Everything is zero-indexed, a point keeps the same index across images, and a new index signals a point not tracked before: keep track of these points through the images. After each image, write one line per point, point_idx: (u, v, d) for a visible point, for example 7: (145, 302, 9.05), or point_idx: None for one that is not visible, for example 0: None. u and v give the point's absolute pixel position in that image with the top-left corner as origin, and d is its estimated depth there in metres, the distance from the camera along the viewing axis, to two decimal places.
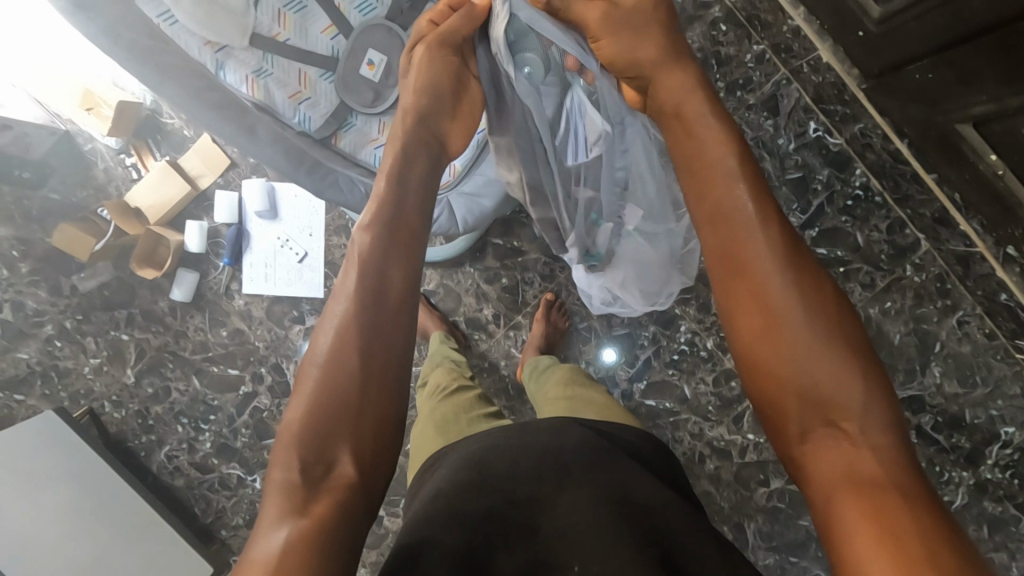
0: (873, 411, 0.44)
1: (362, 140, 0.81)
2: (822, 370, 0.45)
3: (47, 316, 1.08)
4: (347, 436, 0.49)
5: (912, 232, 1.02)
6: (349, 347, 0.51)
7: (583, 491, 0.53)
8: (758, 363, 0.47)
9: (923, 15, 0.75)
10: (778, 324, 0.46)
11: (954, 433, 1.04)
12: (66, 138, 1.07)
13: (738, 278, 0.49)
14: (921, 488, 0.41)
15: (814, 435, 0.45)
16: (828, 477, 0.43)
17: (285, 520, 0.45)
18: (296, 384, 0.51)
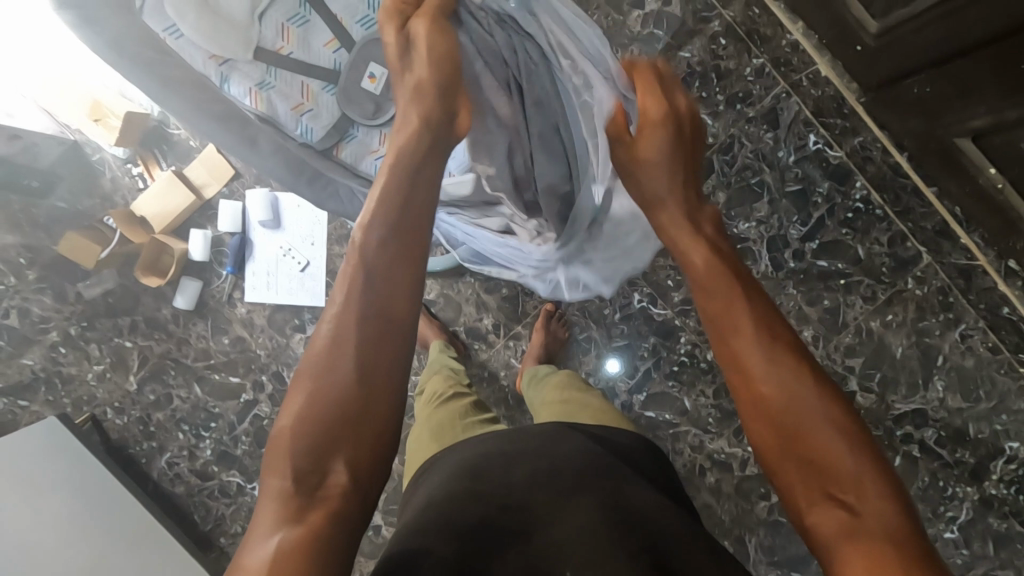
0: (872, 484, 0.44)
1: (364, 151, 0.81)
2: (809, 429, 0.46)
3: (53, 322, 1.09)
4: (343, 444, 0.47)
5: (913, 246, 1.01)
6: (349, 351, 0.50)
7: (579, 503, 0.53)
8: (754, 432, 0.49)
9: (921, 29, 0.76)
10: (771, 394, 0.48)
11: (958, 448, 1.03)
12: (75, 148, 1.08)
13: (727, 355, 0.52)
14: (919, 544, 0.41)
15: (813, 499, 0.45)
16: (830, 537, 0.43)
17: (280, 528, 0.44)
18: (293, 385, 0.50)
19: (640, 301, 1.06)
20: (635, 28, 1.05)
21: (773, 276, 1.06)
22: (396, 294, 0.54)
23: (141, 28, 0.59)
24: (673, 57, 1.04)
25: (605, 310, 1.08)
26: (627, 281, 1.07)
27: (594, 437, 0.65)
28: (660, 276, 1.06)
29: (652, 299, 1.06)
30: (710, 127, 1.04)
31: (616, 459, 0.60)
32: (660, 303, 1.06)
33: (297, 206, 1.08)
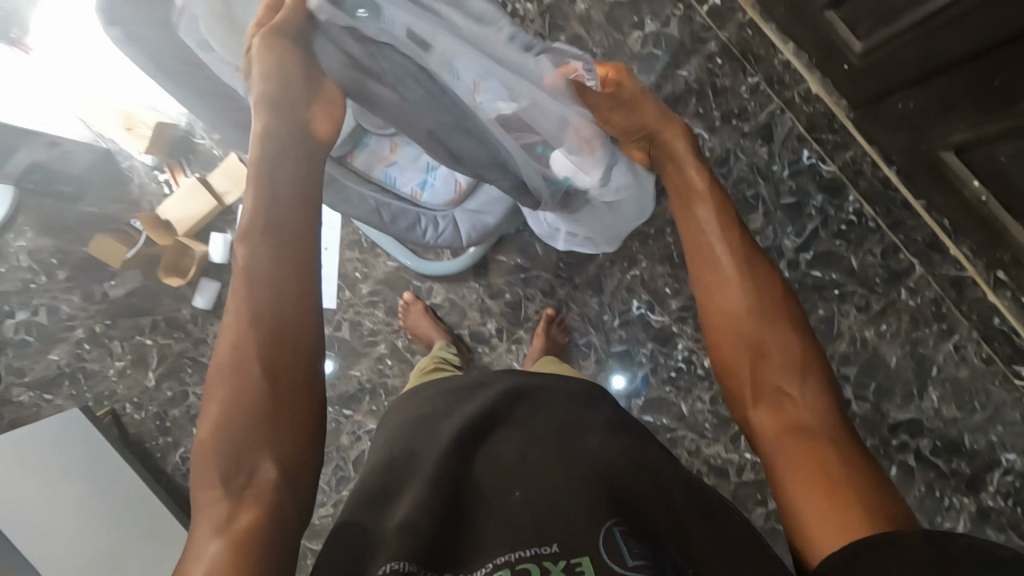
0: (813, 390, 0.60)
1: (376, 159, 0.86)
2: (774, 351, 0.62)
3: (78, 320, 1.15)
4: (264, 446, 0.52)
5: (905, 258, 1.03)
6: (248, 366, 0.53)
7: (535, 450, 0.59)
8: (726, 351, 0.65)
9: (901, 49, 0.80)
10: (743, 325, 0.64)
11: (954, 458, 1.04)
12: (106, 156, 1.14)
13: (706, 293, 0.67)
14: (848, 439, 0.57)
15: (765, 404, 0.61)
16: (778, 435, 0.59)
17: (218, 534, 0.49)
18: (206, 398, 0.54)
19: (638, 308, 1.09)
20: (635, 48, 1.11)
21: None
22: (287, 311, 0.54)
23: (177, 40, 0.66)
24: (672, 75, 1.09)
25: (604, 316, 1.11)
26: (625, 288, 1.10)
27: (541, 391, 0.69)
28: (659, 283, 1.08)
29: (650, 306, 1.09)
30: (707, 142, 1.10)
31: (564, 408, 0.66)
32: (658, 310, 1.09)
33: None
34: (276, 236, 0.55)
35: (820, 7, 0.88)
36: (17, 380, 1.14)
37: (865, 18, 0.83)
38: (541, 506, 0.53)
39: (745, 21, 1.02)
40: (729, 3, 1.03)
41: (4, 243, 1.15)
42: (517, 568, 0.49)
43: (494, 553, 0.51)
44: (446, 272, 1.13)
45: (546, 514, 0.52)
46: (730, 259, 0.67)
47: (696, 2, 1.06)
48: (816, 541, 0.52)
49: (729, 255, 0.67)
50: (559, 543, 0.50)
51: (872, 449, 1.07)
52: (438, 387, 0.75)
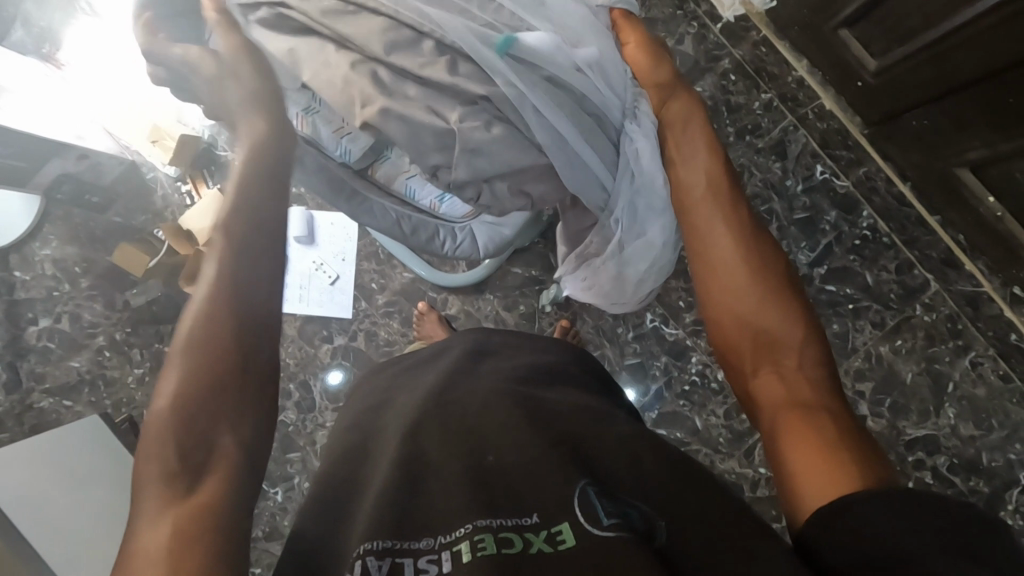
0: (810, 359, 0.56)
1: (397, 171, 0.85)
2: (766, 313, 0.58)
3: (101, 328, 1.17)
4: (222, 416, 0.49)
5: (921, 274, 1.04)
6: (216, 337, 0.50)
7: (498, 409, 0.60)
8: (719, 316, 0.60)
9: (914, 68, 0.81)
10: (740, 297, 0.59)
11: (972, 477, 1.02)
12: (133, 167, 1.19)
13: (698, 256, 0.63)
14: (837, 408, 0.52)
15: (765, 371, 0.57)
16: (776, 403, 0.55)
17: (165, 511, 0.45)
18: (163, 375, 0.50)
19: (652, 321, 1.10)
20: None
21: None
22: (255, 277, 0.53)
23: None
24: None
25: (618, 329, 1.12)
26: None
27: (502, 351, 0.75)
28: (673, 297, 1.10)
29: (664, 319, 1.10)
30: None
31: (520, 370, 0.69)
32: (672, 323, 1.10)
33: (331, 224, 1.18)
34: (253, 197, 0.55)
35: (834, 26, 0.89)
36: (37, 386, 1.16)
37: (880, 38, 0.84)
38: (510, 468, 0.53)
39: (759, 39, 1.03)
40: (742, 22, 1.04)
41: (29, 251, 1.17)
42: (499, 535, 0.47)
43: (454, 522, 0.48)
44: (461, 285, 1.14)
45: (515, 473, 0.52)
46: (719, 214, 0.63)
47: (709, 21, 1.09)
48: (807, 491, 0.47)
49: (717, 208, 0.63)
50: (539, 512, 0.49)
51: None
52: (401, 361, 0.80)
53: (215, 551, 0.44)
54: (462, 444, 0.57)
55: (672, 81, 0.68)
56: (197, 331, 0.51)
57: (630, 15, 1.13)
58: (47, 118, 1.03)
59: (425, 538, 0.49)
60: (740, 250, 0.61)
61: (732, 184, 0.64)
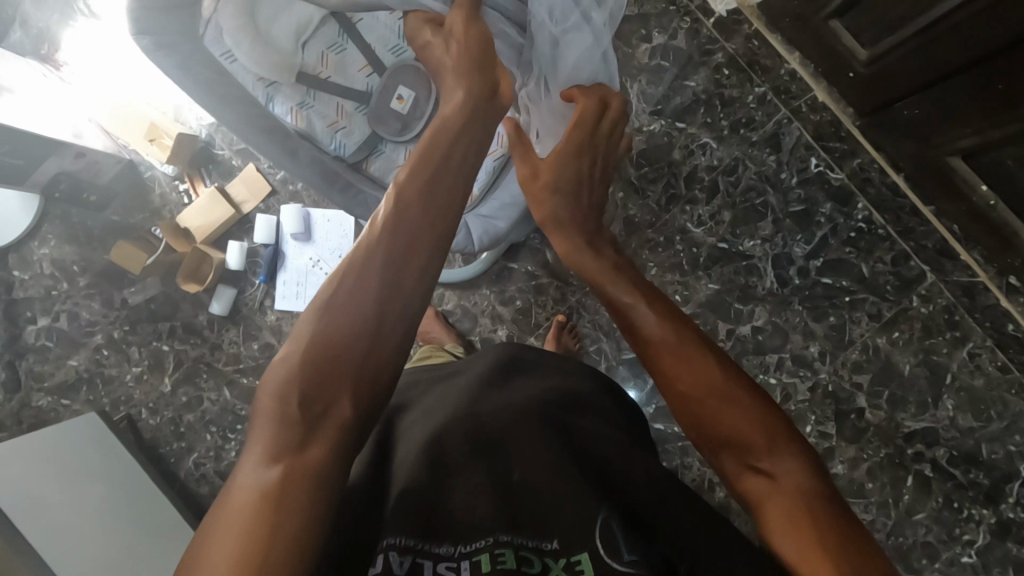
0: (796, 461, 0.50)
1: (390, 166, 0.89)
2: (736, 420, 0.52)
3: (99, 326, 1.18)
4: (347, 388, 0.47)
5: (917, 265, 1.03)
6: (373, 294, 0.49)
7: (537, 426, 0.59)
8: (694, 433, 0.54)
9: (903, 57, 0.82)
10: (707, 414, 0.53)
11: (972, 469, 1.02)
12: (130, 166, 1.19)
13: (659, 373, 0.57)
14: (826, 508, 0.48)
15: (750, 483, 0.51)
16: (771, 518, 0.48)
17: (273, 462, 0.43)
18: (308, 309, 0.49)
19: None
20: (643, 59, 1.13)
21: (778, 292, 1.09)
22: (418, 252, 0.52)
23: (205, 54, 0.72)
24: (680, 86, 1.11)
25: (615, 323, 1.12)
26: None
27: (533, 368, 0.72)
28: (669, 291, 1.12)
29: None
30: (716, 150, 1.10)
31: (550, 387, 0.67)
32: None
33: (327, 220, 1.17)
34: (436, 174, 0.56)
35: (825, 16, 0.90)
36: (36, 385, 1.17)
37: (869, 28, 0.85)
38: (537, 487, 0.54)
39: (750, 32, 1.04)
40: (734, 15, 1.05)
41: (27, 251, 1.18)
42: (519, 554, 0.49)
43: (475, 534, 0.50)
44: (459, 279, 1.15)
45: (539, 494, 0.53)
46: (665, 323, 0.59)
47: (702, 15, 1.09)
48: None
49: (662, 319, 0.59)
50: (559, 539, 0.50)
51: (887, 458, 1.05)
52: (435, 371, 0.76)
53: (310, 515, 0.42)
54: (488, 457, 0.57)
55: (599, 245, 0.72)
56: (341, 300, 0.49)
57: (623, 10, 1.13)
58: (40, 117, 1.05)
59: (445, 543, 0.50)
60: (694, 357, 0.56)
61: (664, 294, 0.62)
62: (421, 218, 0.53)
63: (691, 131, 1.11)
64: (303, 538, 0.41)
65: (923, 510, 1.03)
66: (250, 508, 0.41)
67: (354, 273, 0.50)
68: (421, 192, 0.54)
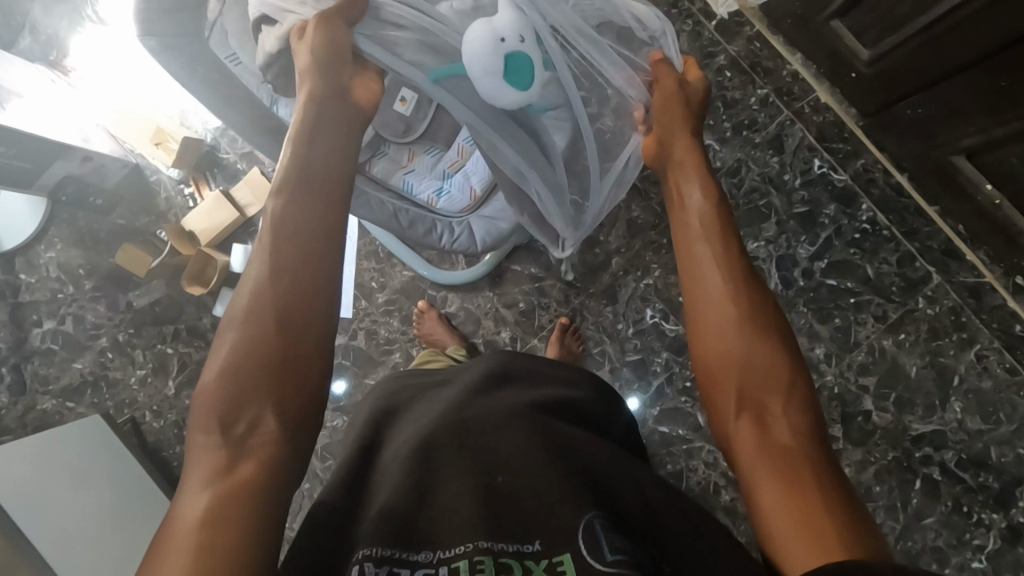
0: (795, 411, 0.53)
1: (392, 166, 0.92)
2: (760, 359, 0.55)
3: (104, 329, 1.18)
4: (265, 399, 0.49)
5: (922, 266, 1.02)
6: (269, 309, 0.51)
7: (508, 432, 0.58)
8: (709, 360, 0.57)
9: (906, 56, 0.82)
10: (726, 346, 0.56)
11: (981, 473, 1.00)
12: (136, 170, 1.19)
13: (696, 300, 0.60)
14: (815, 458, 0.51)
15: (745, 426, 0.54)
16: (755, 454, 0.52)
17: (208, 486, 0.46)
18: (217, 345, 0.50)
19: (653, 316, 1.10)
20: None
21: (783, 294, 1.08)
22: (312, 257, 0.53)
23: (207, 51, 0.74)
24: None
25: (618, 326, 1.11)
26: (640, 297, 1.10)
27: (523, 377, 0.71)
28: (673, 292, 1.09)
29: (664, 314, 1.09)
30: (719, 152, 1.10)
31: (539, 396, 0.66)
32: (672, 319, 1.09)
33: None
34: (317, 186, 0.55)
35: (826, 17, 0.90)
36: (42, 389, 1.17)
37: (871, 28, 0.85)
38: (522, 492, 0.52)
39: (753, 34, 1.06)
40: (736, 17, 1.07)
41: (34, 255, 1.19)
42: (499, 560, 0.46)
43: (455, 540, 0.47)
44: (462, 282, 1.15)
45: (524, 498, 0.51)
46: (716, 255, 0.60)
47: (704, 18, 1.09)
48: (778, 542, 0.47)
49: (716, 250, 0.61)
50: (541, 539, 0.48)
51: (895, 461, 1.03)
52: (419, 381, 0.76)
53: (252, 526, 0.44)
54: (473, 461, 0.55)
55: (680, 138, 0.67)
56: (242, 313, 0.51)
57: None
58: (52, 120, 1.03)
59: (424, 550, 0.48)
60: (732, 292, 0.58)
61: (732, 227, 0.62)
62: (317, 225, 0.54)
63: None
64: (241, 553, 0.43)
65: (931, 515, 1.01)
66: (189, 533, 0.44)
67: (253, 298, 0.51)
68: (319, 196, 0.55)
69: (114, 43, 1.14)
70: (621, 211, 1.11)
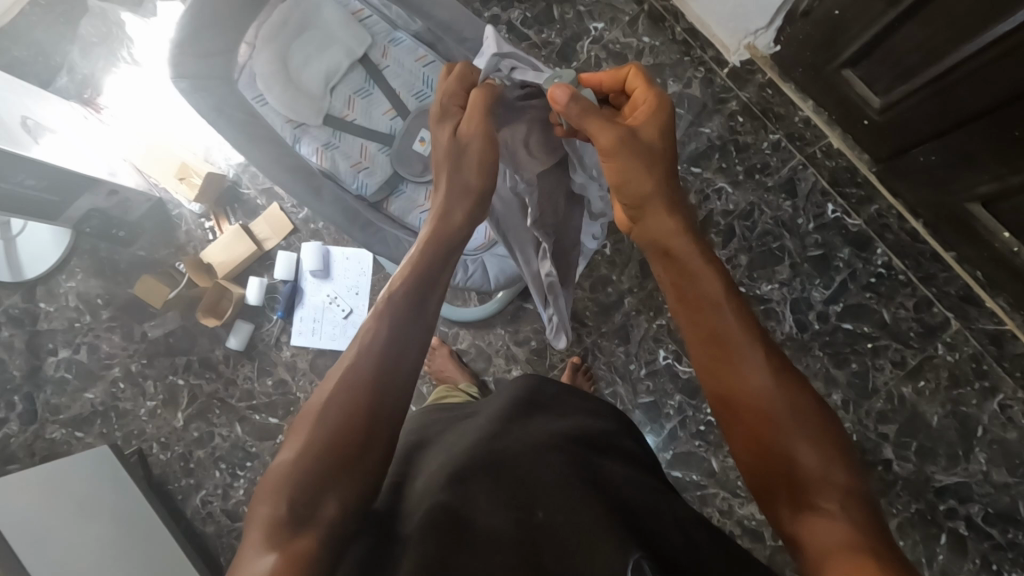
0: (855, 504, 0.44)
1: (409, 206, 0.94)
2: (801, 437, 0.47)
3: (117, 359, 1.20)
4: (334, 483, 0.47)
5: (940, 312, 1.01)
6: (344, 396, 0.50)
7: (549, 464, 0.56)
8: (742, 442, 0.50)
9: (918, 103, 0.83)
10: (764, 424, 0.49)
11: (1009, 528, 0.97)
12: (159, 204, 1.22)
13: (715, 364, 0.52)
14: (876, 545, 0.42)
15: (805, 510, 0.45)
16: (819, 547, 0.43)
17: (269, 552, 0.44)
18: (291, 433, 0.50)
19: (665, 357, 1.09)
20: None
21: (798, 337, 1.06)
22: (397, 342, 0.55)
23: (224, 92, 0.79)
24: (694, 132, 1.12)
25: (630, 366, 1.10)
26: (652, 338, 1.10)
27: (552, 407, 0.71)
28: None
29: (677, 356, 1.08)
30: (731, 195, 1.10)
31: (572, 428, 0.65)
32: (685, 360, 1.08)
33: (345, 258, 1.20)
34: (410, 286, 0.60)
35: (837, 66, 0.92)
36: (52, 417, 1.17)
37: (883, 77, 0.87)
38: (559, 530, 0.50)
39: (764, 81, 1.06)
40: (748, 65, 1.07)
41: (54, 283, 1.21)
42: None
43: None
44: (472, 319, 1.15)
45: (562, 532, 0.49)
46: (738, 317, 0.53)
47: (716, 66, 1.11)
48: None
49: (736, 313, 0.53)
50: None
51: (919, 514, 0.99)
52: (442, 418, 0.76)
53: None
54: (511, 494, 0.53)
55: (656, 195, 0.57)
56: (322, 403, 0.50)
57: (638, 60, 1.15)
58: (80, 155, 1.07)
59: None
60: (766, 366, 0.50)
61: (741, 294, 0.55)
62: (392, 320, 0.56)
63: (706, 176, 1.11)
64: None
65: (959, 572, 0.97)
66: None
67: (339, 377, 0.52)
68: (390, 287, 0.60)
69: (147, 84, 1.20)
70: (635, 250, 1.11)
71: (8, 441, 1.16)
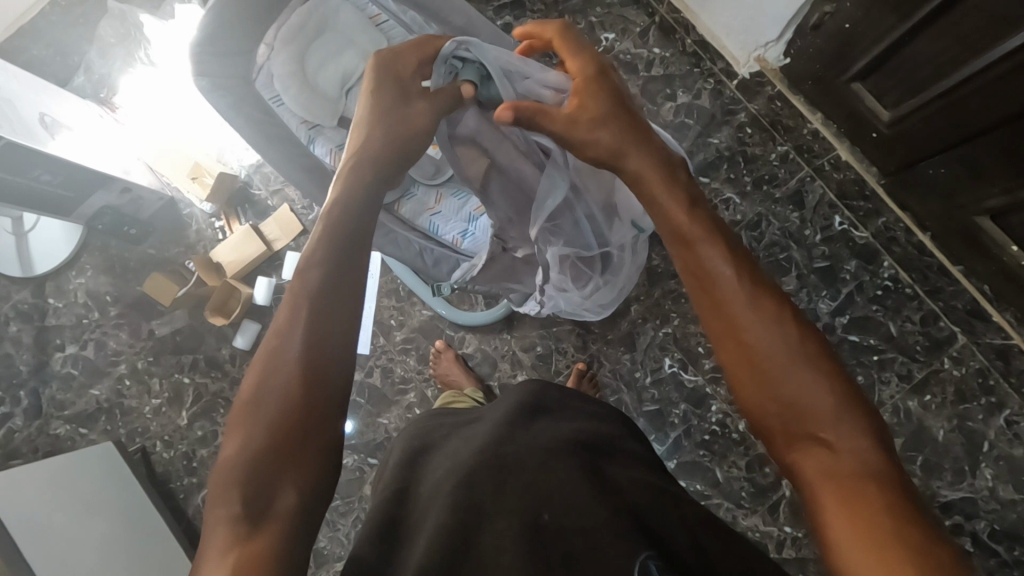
0: (856, 431, 0.43)
1: (419, 207, 0.97)
2: (798, 376, 0.45)
3: (123, 356, 1.20)
4: (284, 476, 0.46)
5: (946, 326, 1.01)
6: (275, 382, 0.48)
7: (558, 466, 0.56)
8: (736, 385, 0.48)
9: (928, 117, 0.84)
10: (762, 361, 0.46)
11: (1015, 545, 0.96)
12: (171, 203, 1.24)
13: (703, 298, 0.50)
14: (880, 476, 0.42)
15: (802, 448, 0.45)
16: (820, 481, 0.43)
17: (230, 552, 0.44)
18: (231, 425, 0.48)
19: (671, 366, 1.09)
20: (668, 117, 1.15)
21: None
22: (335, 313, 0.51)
23: (241, 91, 0.80)
24: (703, 143, 1.13)
25: (636, 373, 1.10)
26: (658, 346, 1.10)
27: (555, 412, 0.71)
28: (691, 342, 1.08)
29: (682, 364, 1.08)
30: (739, 206, 1.11)
31: (578, 433, 0.65)
32: (691, 369, 1.08)
33: None
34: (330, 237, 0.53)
35: (847, 80, 0.93)
36: (57, 413, 1.18)
37: (892, 90, 0.87)
38: (568, 531, 0.50)
39: (774, 93, 1.06)
40: (757, 78, 1.07)
41: (64, 280, 1.22)
42: None
43: None
44: (477, 323, 1.15)
45: (576, 540, 0.49)
46: (723, 252, 0.49)
47: (725, 78, 1.12)
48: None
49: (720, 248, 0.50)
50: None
51: None
52: (449, 423, 0.75)
53: None
54: (519, 497, 0.53)
55: (627, 141, 0.57)
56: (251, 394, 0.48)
57: (648, 71, 1.16)
58: (98, 153, 1.08)
59: None
60: (752, 299, 0.47)
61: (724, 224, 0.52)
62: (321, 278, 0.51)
63: (714, 186, 1.12)
64: None
65: None
66: None
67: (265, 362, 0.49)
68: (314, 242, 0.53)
69: None
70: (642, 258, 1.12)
71: (12, 435, 1.17)
